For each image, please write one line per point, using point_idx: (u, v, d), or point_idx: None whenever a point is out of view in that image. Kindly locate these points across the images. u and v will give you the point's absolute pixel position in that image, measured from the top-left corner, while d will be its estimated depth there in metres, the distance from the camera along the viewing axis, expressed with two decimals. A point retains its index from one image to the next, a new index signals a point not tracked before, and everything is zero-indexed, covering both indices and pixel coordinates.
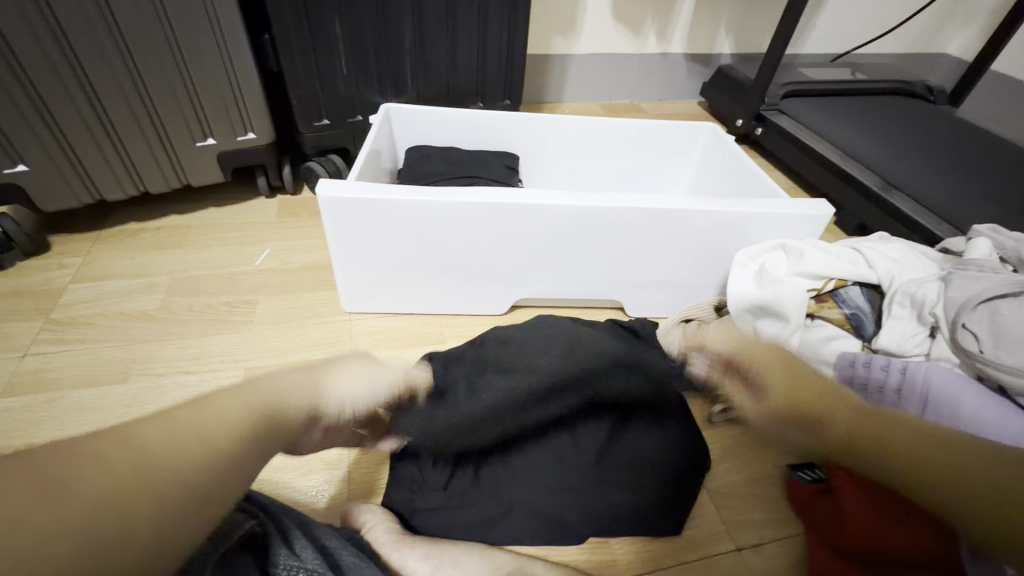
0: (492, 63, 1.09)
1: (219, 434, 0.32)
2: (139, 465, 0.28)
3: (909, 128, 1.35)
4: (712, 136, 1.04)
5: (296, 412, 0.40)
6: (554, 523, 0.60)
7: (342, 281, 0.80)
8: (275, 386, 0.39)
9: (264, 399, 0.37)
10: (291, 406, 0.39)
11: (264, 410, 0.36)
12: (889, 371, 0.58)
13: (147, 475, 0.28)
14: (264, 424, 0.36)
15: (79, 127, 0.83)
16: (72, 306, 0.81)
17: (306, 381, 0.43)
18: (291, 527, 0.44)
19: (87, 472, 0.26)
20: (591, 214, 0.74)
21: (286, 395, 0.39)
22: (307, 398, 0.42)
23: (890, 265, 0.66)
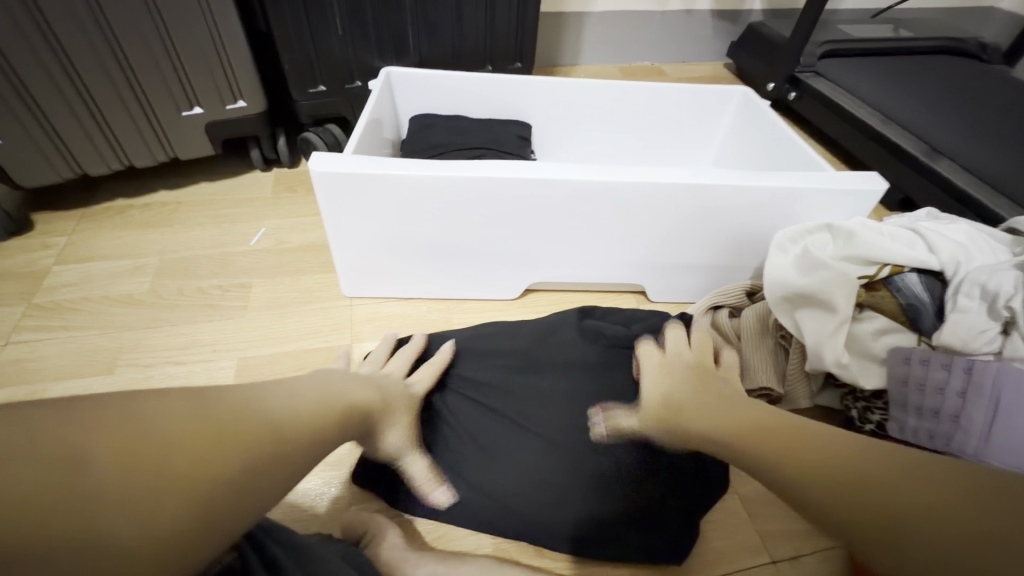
0: (502, 22, 0.99)
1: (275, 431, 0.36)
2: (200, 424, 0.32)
3: (961, 91, 1.23)
4: (744, 100, 0.95)
5: (357, 403, 0.48)
6: (550, 532, 0.55)
7: (339, 262, 0.74)
8: (338, 388, 0.47)
9: (335, 396, 0.45)
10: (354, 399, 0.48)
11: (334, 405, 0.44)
12: (952, 370, 0.52)
13: (239, 425, 0.34)
14: (331, 410, 0.43)
15: (53, 96, 0.76)
16: (55, 290, 0.76)
17: (359, 385, 0.51)
18: (280, 559, 0.41)
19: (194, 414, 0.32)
20: (611, 191, 0.67)
21: (352, 394, 0.48)
22: (366, 397, 0.50)
23: (954, 249, 0.58)
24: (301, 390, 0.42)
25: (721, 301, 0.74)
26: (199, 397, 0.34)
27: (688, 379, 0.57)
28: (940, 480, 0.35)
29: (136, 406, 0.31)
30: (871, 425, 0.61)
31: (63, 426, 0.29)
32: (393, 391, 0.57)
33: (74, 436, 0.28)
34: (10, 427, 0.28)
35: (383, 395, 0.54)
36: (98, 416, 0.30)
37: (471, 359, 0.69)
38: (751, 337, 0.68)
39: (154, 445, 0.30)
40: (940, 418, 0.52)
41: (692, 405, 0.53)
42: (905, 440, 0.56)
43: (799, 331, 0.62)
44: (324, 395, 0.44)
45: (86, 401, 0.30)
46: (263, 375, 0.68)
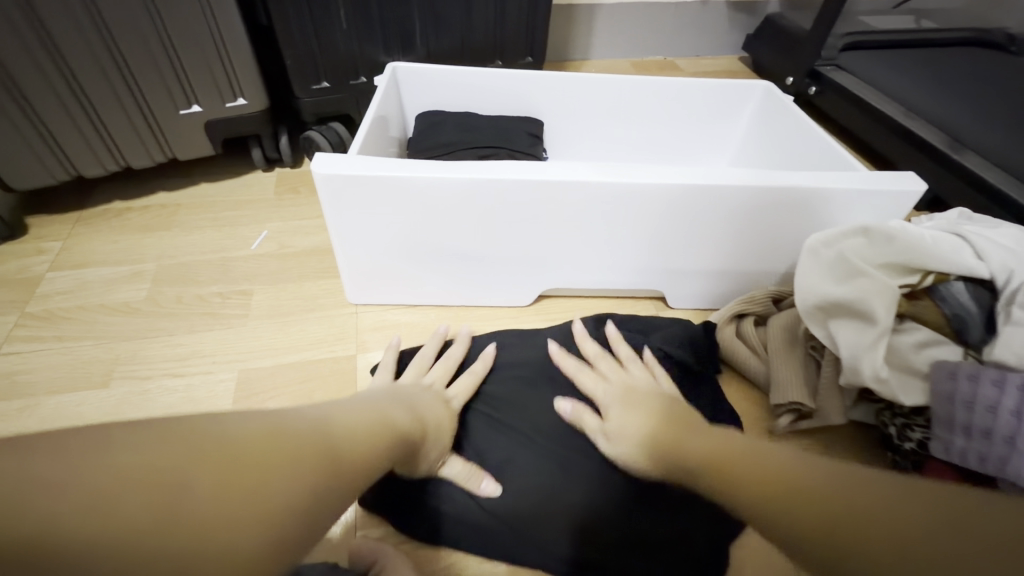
0: (513, 15, 0.95)
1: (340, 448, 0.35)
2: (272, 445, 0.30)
3: (990, 84, 1.18)
4: (766, 95, 0.90)
5: (401, 429, 0.45)
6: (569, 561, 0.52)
7: (344, 268, 0.70)
8: (379, 410, 0.44)
9: (379, 422, 0.42)
10: (397, 425, 0.44)
11: (379, 432, 0.41)
12: (1005, 388, 0.48)
13: (304, 447, 0.32)
14: (377, 438, 0.40)
15: (46, 96, 0.73)
16: (50, 298, 0.73)
17: (405, 410, 0.48)
18: None
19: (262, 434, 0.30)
20: (631, 194, 0.63)
21: (397, 416, 0.45)
22: (408, 420, 0.47)
23: (1006, 255, 0.53)
24: (348, 422, 0.39)
25: (746, 309, 0.70)
26: (258, 425, 0.31)
27: (642, 403, 0.51)
28: (917, 494, 0.30)
29: (195, 429, 0.28)
30: (911, 443, 0.57)
31: (132, 455, 0.25)
32: (433, 409, 0.53)
33: (150, 462, 0.25)
34: (80, 455, 0.24)
35: (425, 417, 0.51)
36: (163, 444, 0.26)
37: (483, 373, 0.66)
38: (778, 349, 0.65)
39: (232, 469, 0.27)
40: (992, 440, 0.49)
41: (655, 431, 0.46)
42: (952, 460, 0.52)
43: (834, 343, 0.58)
44: (370, 421, 0.41)
45: (147, 429, 0.26)
46: (266, 388, 0.64)
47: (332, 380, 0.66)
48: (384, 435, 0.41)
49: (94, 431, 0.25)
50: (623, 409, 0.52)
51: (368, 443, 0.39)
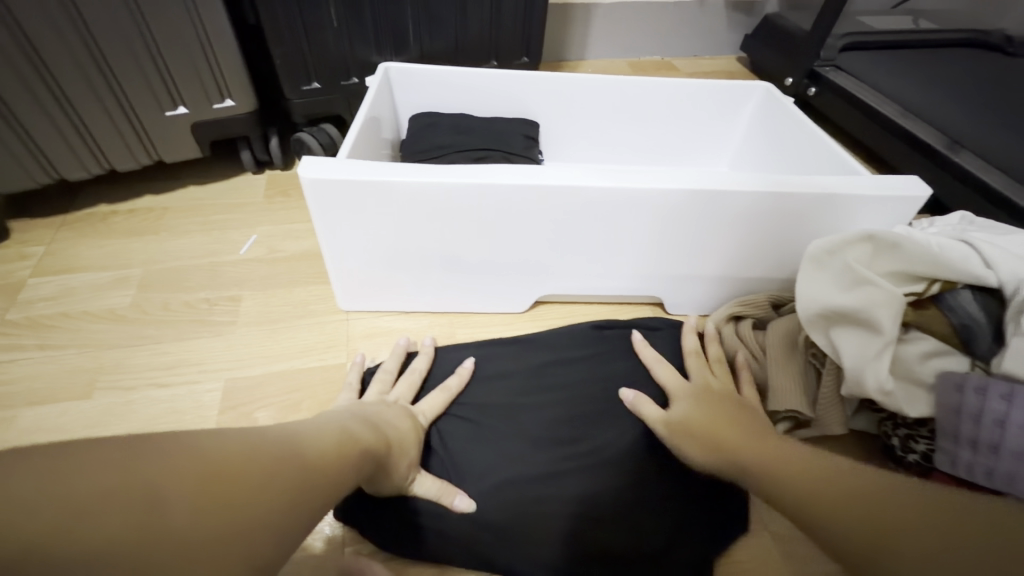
0: (508, 14, 0.93)
1: (317, 461, 0.34)
2: (251, 457, 0.29)
3: (990, 85, 1.17)
4: (766, 96, 0.89)
5: (368, 442, 0.43)
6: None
7: (335, 274, 0.68)
8: (342, 423, 0.43)
9: (343, 432, 0.41)
10: (362, 436, 0.42)
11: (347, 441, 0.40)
12: (1013, 403, 0.47)
13: (282, 458, 0.31)
14: (346, 448, 0.39)
15: (27, 101, 0.71)
16: (31, 305, 0.71)
17: (369, 423, 0.46)
18: None
19: (243, 447, 0.30)
20: (629, 199, 0.61)
21: (364, 432, 0.43)
22: (374, 434, 0.45)
23: (1017, 264, 0.51)
24: (310, 431, 0.37)
25: (743, 312, 0.70)
26: (218, 435, 0.29)
27: (714, 403, 0.54)
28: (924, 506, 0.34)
29: (151, 445, 0.26)
30: (915, 455, 0.56)
31: (107, 474, 0.24)
32: (401, 424, 0.51)
33: (124, 484, 0.24)
34: (48, 476, 0.23)
35: (393, 431, 0.49)
36: (142, 462, 0.25)
37: (476, 381, 0.64)
38: (778, 356, 0.62)
39: (209, 488, 0.26)
40: (999, 454, 0.47)
41: (710, 424, 0.51)
42: (957, 475, 0.51)
43: (836, 352, 0.56)
44: (336, 433, 0.40)
45: (113, 446, 0.25)
46: (254, 398, 0.63)
47: (321, 390, 0.64)
48: (353, 445, 0.40)
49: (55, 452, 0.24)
50: (692, 405, 0.54)
51: (337, 450, 0.37)
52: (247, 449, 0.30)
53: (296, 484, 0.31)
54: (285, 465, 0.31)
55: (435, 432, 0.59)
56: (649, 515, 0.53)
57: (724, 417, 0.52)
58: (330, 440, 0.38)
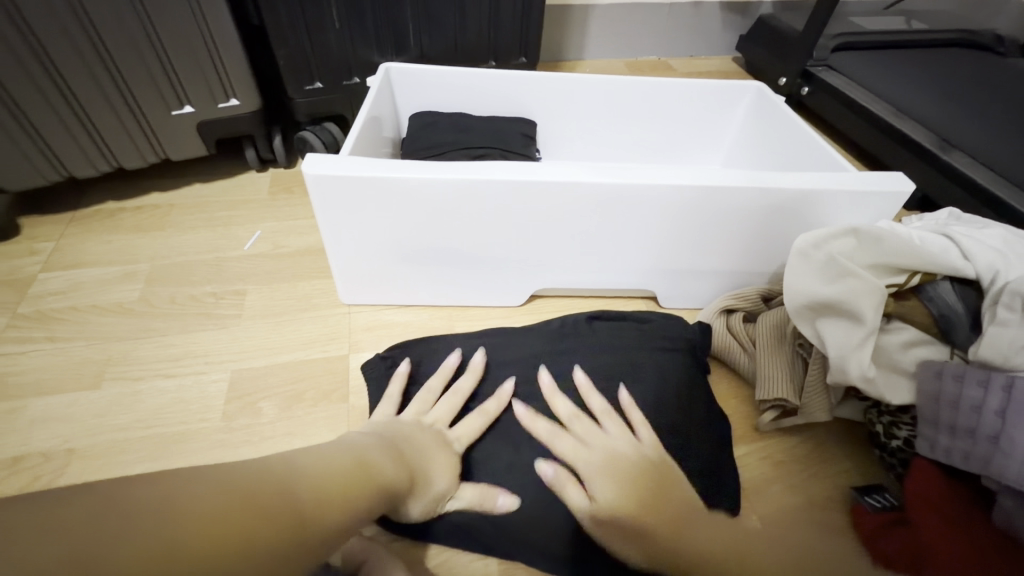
0: (506, 16, 0.95)
1: (326, 488, 0.36)
2: (263, 486, 0.31)
3: (980, 85, 1.19)
4: (758, 96, 0.91)
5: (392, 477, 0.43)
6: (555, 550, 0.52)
7: (338, 268, 0.70)
8: (368, 453, 0.44)
9: (358, 463, 0.41)
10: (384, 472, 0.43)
11: (358, 470, 0.40)
12: (989, 388, 0.49)
13: (289, 484, 0.33)
14: (359, 480, 0.39)
15: (39, 103, 0.73)
16: (42, 299, 0.73)
17: (394, 450, 0.47)
18: None
19: (255, 477, 0.32)
20: (622, 195, 0.63)
21: (385, 463, 0.44)
22: (398, 464, 0.46)
23: (993, 256, 0.53)
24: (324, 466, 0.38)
25: (735, 304, 0.71)
26: (229, 468, 0.31)
27: (631, 478, 0.50)
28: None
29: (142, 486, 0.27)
30: (898, 441, 0.58)
31: (115, 508, 0.25)
32: (429, 450, 0.52)
33: (128, 512, 0.25)
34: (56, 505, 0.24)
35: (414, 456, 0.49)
36: (143, 497, 0.26)
37: (477, 373, 0.66)
38: (765, 347, 0.65)
39: (227, 512, 0.28)
40: (976, 439, 0.49)
41: (637, 509, 0.47)
42: (937, 460, 0.52)
43: (821, 342, 0.58)
44: (351, 464, 0.41)
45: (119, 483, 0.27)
46: (259, 388, 0.65)
47: (324, 380, 0.66)
48: (367, 477, 0.40)
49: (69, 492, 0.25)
50: (616, 487, 0.50)
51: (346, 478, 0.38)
52: (258, 479, 0.32)
53: (304, 510, 0.32)
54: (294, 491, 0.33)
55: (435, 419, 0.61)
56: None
57: (643, 493, 0.49)
58: (342, 467, 0.39)
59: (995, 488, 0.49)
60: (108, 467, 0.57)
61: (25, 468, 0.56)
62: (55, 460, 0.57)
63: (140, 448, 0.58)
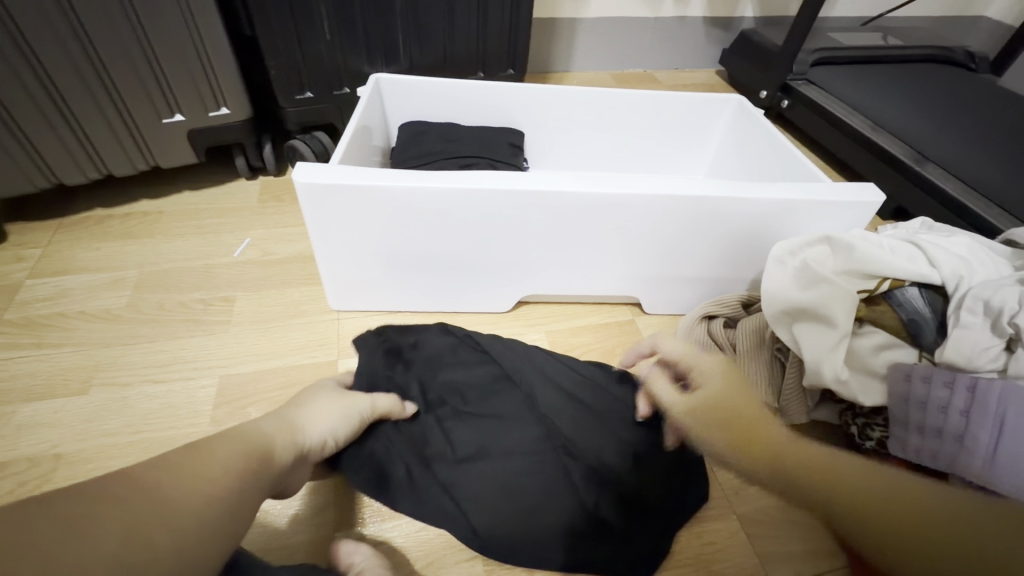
0: (494, 30, 0.98)
1: (225, 469, 0.39)
2: (169, 487, 0.35)
3: (951, 99, 1.23)
4: (738, 108, 0.94)
5: (286, 452, 0.46)
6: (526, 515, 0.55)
7: (327, 275, 0.71)
8: (262, 427, 0.46)
9: (254, 439, 0.43)
10: (283, 448, 0.46)
11: (254, 447, 0.43)
12: (954, 389, 0.51)
13: (198, 478, 0.36)
14: (257, 461, 0.42)
15: (33, 115, 0.74)
16: (29, 305, 0.73)
17: (288, 420, 0.49)
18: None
19: (158, 482, 0.35)
20: (605, 203, 0.65)
21: (278, 434, 0.46)
22: (293, 438, 0.48)
23: (956, 263, 0.56)
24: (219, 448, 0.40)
25: (715, 311, 0.73)
26: (130, 475, 0.34)
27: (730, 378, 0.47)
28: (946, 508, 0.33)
29: (67, 506, 0.31)
30: (872, 442, 0.60)
31: (21, 532, 0.29)
32: (315, 413, 0.51)
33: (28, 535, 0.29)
34: None
35: (307, 408, 0.52)
36: (44, 524, 0.30)
37: (455, 362, 0.67)
38: (746, 351, 0.67)
39: (121, 526, 0.31)
40: (943, 438, 0.51)
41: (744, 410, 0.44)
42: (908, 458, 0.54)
43: (797, 345, 0.60)
44: (254, 439, 0.43)
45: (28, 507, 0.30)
46: (248, 392, 0.65)
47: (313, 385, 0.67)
48: (265, 454, 0.43)
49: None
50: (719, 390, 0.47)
51: (248, 460, 0.41)
52: (163, 485, 0.35)
53: (219, 498, 0.36)
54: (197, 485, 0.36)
55: (412, 389, 0.64)
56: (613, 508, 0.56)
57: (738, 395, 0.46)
58: (240, 448, 0.41)
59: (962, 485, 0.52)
60: (94, 472, 0.57)
61: (10, 474, 0.56)
62: (41, 465, 0.57)
63: (127, 453, 0.59)
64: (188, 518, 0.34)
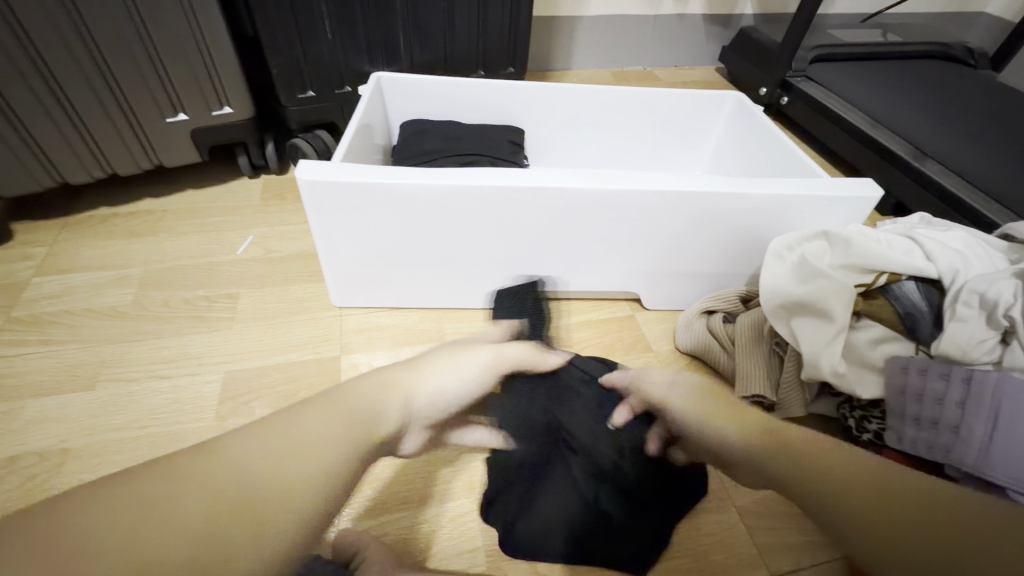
0: (494, 28, 0.98)
1: (314, 450, 0.36)
2: (248, 475, 0.33)
3: (950, 95, 1.23)
4: (737, 105, 0.94)
5: (391, 426, 0.44)
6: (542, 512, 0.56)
7: (329, 272, 0.72)
8: (363, 395, 0.42)
9: (352, 411, 0.40)
10: (384, 421, 0.43)
11: (353, 421, 0.40)
12: (950, 380, 0.52)
13: (283, 463, 0.34)
14: (351, 438, 0.39)
15: (38, 114, 0.75)
16: (35, 302, 0.74)
17: (390, 383, 0.46)
18: None
19: (241, 470, 0.33)
20: (605, 199, 0.66)
21: (376, 403, 0.43)
22: (398, 408, 0.45)
23: (953, 257, 0.57)
24: (309, 424, 0.38)
25: (714, 306, 0.74)
26: (216, 457, 0.33)
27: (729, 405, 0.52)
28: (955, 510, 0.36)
29: (156, 492, 0.30)
30: (869, 434, 0.61)
31: (101, 520, 0.28)
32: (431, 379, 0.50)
33: (112, 528, 0.28)
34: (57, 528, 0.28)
35: (416, 372, 0.49)
36: (125, 514, 0.29)
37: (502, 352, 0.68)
38: (744, 345, 0.68)
39: (205, 519, 0.30)
40: (939, 429, 0.52)
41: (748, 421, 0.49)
42: (904, 450, 0.55)
43: (795, 339, 0.61)
44: (348, 411, 0.40)
45: (110, 486, 0.30)
46: (252, 388, 0.66)
47: (316, 380, 0.68)
48: (360, 431, 0.40)
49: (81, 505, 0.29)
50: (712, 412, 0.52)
51: (340, 438, 0.38)
52: (247, 472, 0.33)
53: (306, 484, 0.34)
54: (280, 474, 0.34)
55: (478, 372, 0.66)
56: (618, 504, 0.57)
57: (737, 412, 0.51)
58: (331, 423, 0.38)
59: (957, 475, 0.52)
60: (101, 467, 0.58)
61: (18, 468, 0.57)
62: (49, 460, 0.58)
63: (133, 448, 0.59)
64: (271, 507, 0.32)
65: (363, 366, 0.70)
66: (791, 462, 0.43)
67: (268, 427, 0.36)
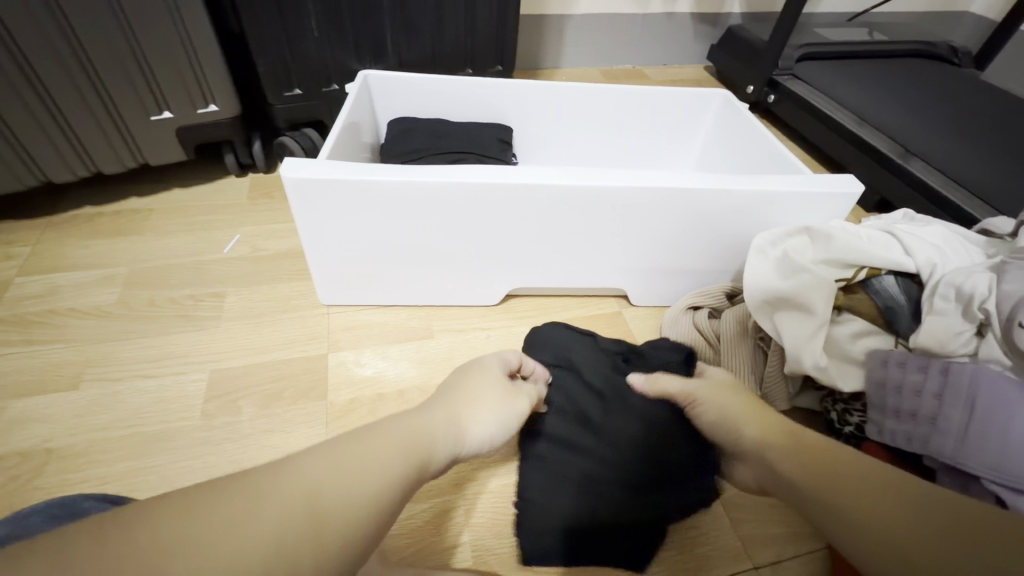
0: (482, 26, 0.98)
1: (372, 478, 0.33)
2: (309, 499, 0.30)
3: (935, 93, 1.25)
4: (724, 103, 0.95)
5: (442, 459, 0.41)
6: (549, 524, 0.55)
7: (317, 270, 0.72)
8: (419, 422, 0.41)
9: (411, 438, 0.39)
10: (439, 454, 0.41)
11: (411, 449, 0.38)
12: (928, 372, 0.53)
13: (342, 485, 0.32)
14: (411, 467, 0.37)
15: (21, 113, 0.74)
16: (19, 303, 0.74)
17: (452, 416, 0.44)
18: None
19: (303, 488, 0.30)
20: (591, 196, 0.66)
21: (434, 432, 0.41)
22: (452, 441, 0.43)
23: (931, 251, 0.58)
24: (390, 441, 0.37)
25: (699, 302, 0.74)
26: (274, 472, 0.31)
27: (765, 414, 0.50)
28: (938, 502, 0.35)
29: (216, 504, 0.28)
30: (851, 427, 0.62)
31: (159, 530, 0.26)
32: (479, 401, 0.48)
33: (157, 536, 0.25)
34: (95, 538, 0.25)
35: (472, 407, 0.47)
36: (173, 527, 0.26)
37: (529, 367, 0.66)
38: (729, 340, 0.68)
39: (253, 548, 0.27)
40: (918, 420, 0.52)
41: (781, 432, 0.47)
42: (884, 442, 0.55)
43: (778, 334, 0.61)
44: (407, 439, 0.38)
45: (167, 500, 0.27)
46: (239, 386, 0.66)
47: (303, 378, 0.68)
48: (418, 462, 0.38)
49: (131, 512, 0.26)
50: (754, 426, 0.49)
51: (399, 464, 0.36)
52: (308, 491, 0.30)
53: (357, 510, 0.31)
54: (337, 496, 0.31)
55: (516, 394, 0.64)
56: (605, 504, 0.55)
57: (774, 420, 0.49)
58: (390, 447, 0.36)
59: (934, 466, 0.53)
60: (85, 466, 0.57)
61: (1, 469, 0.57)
62: (33, 460, 0.58)
63: (118, 447, 0.59)
64: (325, 530, 0.29)
65: (351, 364, 0.70)
66: (808, 472, 0.42)
67: (335, 445, 0.34)
